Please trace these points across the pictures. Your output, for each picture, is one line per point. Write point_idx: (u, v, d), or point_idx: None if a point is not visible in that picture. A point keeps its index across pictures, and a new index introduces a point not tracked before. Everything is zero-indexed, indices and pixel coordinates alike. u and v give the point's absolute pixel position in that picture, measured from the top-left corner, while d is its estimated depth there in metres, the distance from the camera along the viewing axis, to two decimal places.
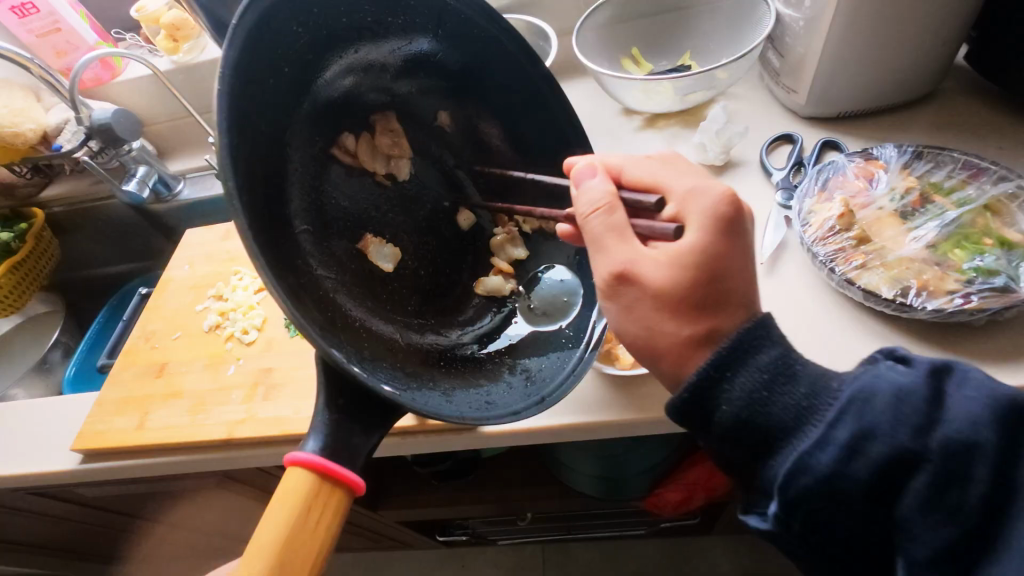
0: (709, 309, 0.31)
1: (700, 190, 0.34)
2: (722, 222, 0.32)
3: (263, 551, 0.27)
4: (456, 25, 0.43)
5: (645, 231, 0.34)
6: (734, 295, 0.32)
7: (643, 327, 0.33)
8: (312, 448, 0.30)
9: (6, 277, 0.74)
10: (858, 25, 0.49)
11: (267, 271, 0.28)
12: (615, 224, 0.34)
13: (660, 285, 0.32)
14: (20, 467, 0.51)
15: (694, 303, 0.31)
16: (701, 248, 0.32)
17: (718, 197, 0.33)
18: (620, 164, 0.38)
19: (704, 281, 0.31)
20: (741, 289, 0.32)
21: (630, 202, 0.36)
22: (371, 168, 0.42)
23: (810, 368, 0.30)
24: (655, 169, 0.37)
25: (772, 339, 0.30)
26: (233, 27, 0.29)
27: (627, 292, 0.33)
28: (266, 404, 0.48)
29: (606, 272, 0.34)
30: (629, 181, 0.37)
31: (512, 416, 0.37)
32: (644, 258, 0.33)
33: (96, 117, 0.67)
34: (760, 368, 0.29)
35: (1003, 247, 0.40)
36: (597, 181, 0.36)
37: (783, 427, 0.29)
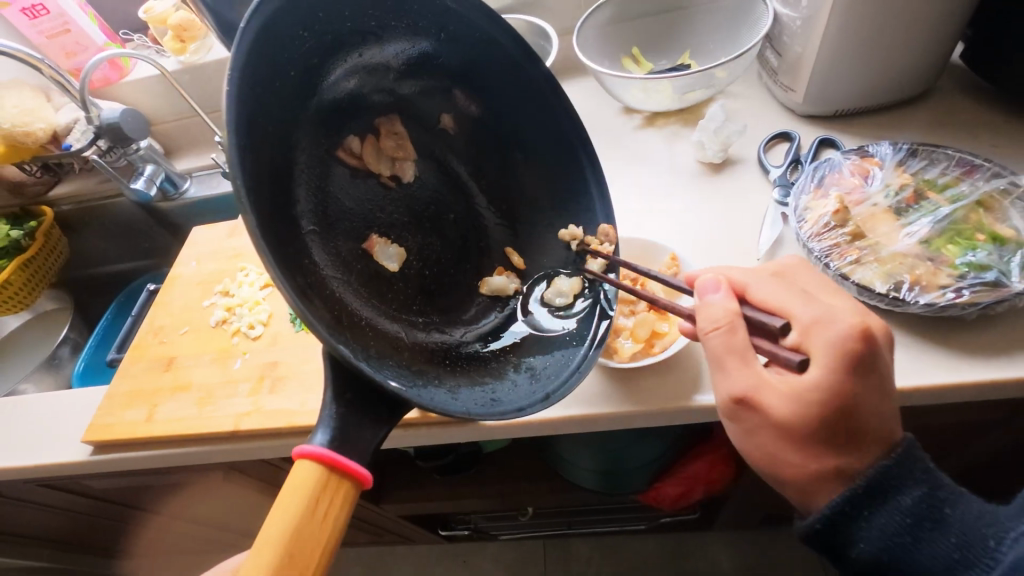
0: (836, 446, 0.31)
1: (828, 319, 0.30)
2: (857, 362, 0.29)
3: (270, 544, 0.28)
4: (458, 29, 0.44)
5: (766, 353, 0.32)
6: (866, 434, 0.30)
7: (764, 452, 0.32)
8: (320, 440, 0.31)
9: (16, 274, 0.75)
10: (854, 25, 0.50)
11: (275, 267, 0.29)
12: (735, 348, 0.31)
13: (783, 417, 0.30)
14: (31, 459, 0.52)
15: (822, 438, 0.30)
16: (829, 389, 0.29)
17: (847, 330, 0.30)
18: (744, 280, 0.35)
19: (833, 420, 0.30)
20: (871, 425, 0.30)
21: (754, 321, 0.33)
22: (376, 169, 0.43)
23: (956, 512, 0.30)
24: (780, 284, 0.34)
25: (915, 480, 0.31)
26: (241, 31, 0.30)
27: (748, 417, 0.32)
28: (273, 397, 0.49)
29: (726, 394, 0.32)
30: (752, 296, 0.34)
31: (516, 412, 0.37)
32: (767, 387, 0.31)
33: (105, 117, 0.68)
34: (902, 510, 0.30)
35: (994, 243, 0.41)
36: (718, 297, 0.33)
37: (927, 573, 0.30)
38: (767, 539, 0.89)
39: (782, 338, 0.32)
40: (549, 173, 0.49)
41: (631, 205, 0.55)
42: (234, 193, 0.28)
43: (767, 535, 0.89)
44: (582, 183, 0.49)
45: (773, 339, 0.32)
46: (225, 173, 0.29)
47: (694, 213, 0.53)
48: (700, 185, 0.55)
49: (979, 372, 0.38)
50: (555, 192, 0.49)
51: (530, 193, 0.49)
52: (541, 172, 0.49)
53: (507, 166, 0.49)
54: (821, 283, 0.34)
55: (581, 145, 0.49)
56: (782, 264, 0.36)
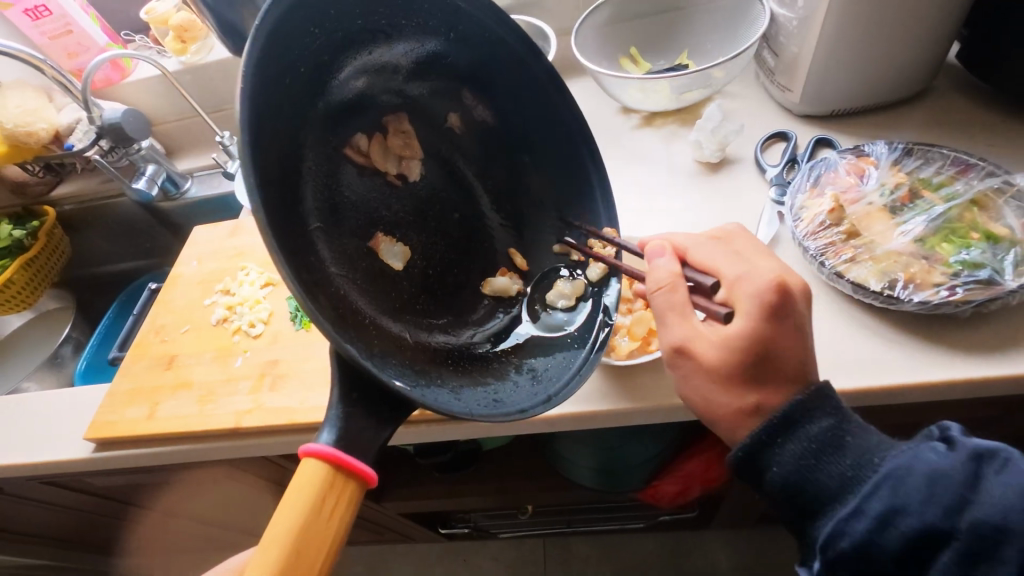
0: (759, 387, 0.33)
1: (749, 275, 0.34)
2: (775, 311, 0.32)
3: (278, 541, 0.28)
4: (468, 29, 0.44)
5: (701, 309, 0.36)
6: (786, 375, 0.33)
7: (699, 397, 0.35)
8: (326, 440, 0.31)
9: (18, 274, 0.75)
10: (850, 26, 0.50)
11: (282, 264, 0.30)
12: (675, 303, 0.35)
13: (712, 362, 0.33)
14: (34, 456, 0.53)
15: (745, 379, 0.33)
16: (750, 335, 0.32)
17: (764, 282, 0.33)
18: (687, 245, 0.39)
19: (754, 363, 0.33)
20: (792, 370, 0.33)
21: (691, 280, 0.37)
22: (382, 168, 0.43)
23: (857, 439, 0.31)
24: (717, 247, 0.37)
25: (825, 409, 0.32)
26: (254, 30, 0.30)
27: (684, 364, 0.35)
28: (273, 394, 0.49)
29: (666, 344, 0.35)
30: (692, 258, 0.38)
31: (518, 412, 0.37)
32: (699, 335, 0.34)
33: (107, 117, 0.68)
34: (809, 438, 0.31)
35: (988, 241, 0.41)
36: (664, 260, 0.37)
37: (826, 495, 0.31)
38: (766, 538, 0.89)
39: (714, 294, 0.36)
40: (553, 173, 0.50)
41: (628, 205, 0.56)
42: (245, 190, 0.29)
43: (766, 533, 0.89)
44: (587, 188, 0.49)
45: (706, 296, 0.36)
46: (236, 170, 0.29)
47: (691, 212, 0.53)
48: (698, 184, 0.55)
49: (971, 368, 0.38)
50: (558, 192, 0.50)
51: (535, 193, 0.50)
52: (546, 174, 0.49)
53: (512, 167, 0.49)
54: (754, 246, 0.37)
55: (586, 146, 0.49)
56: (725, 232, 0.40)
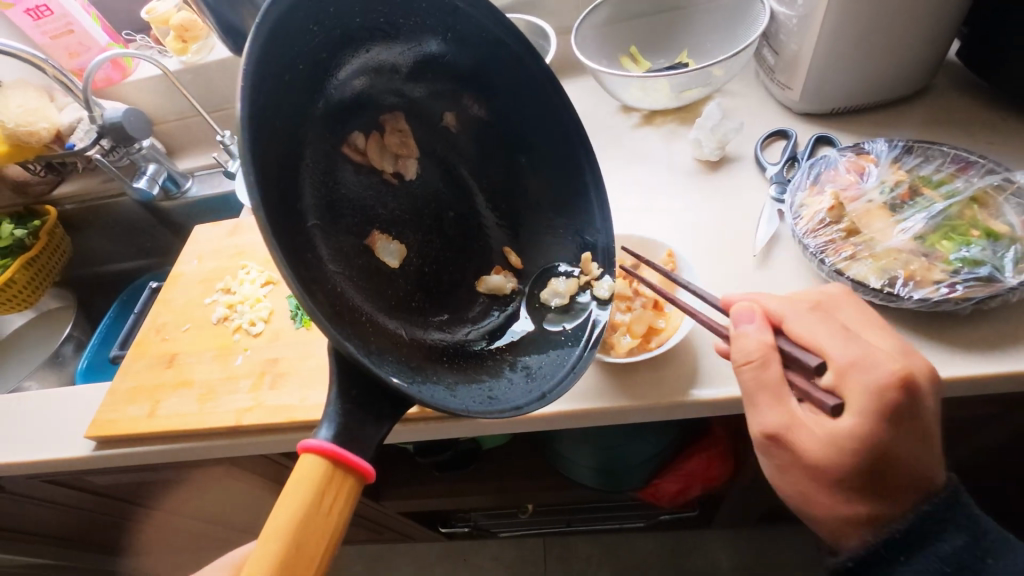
0: (869, 490, 0.31)
1: (865, 361, 0.30)
2: (896, 413, 0.29)
3: (278, 533, 0.28)
4: (467, 29, 0.44)
5: (800, 392, 0.32)
6: (900, 480, 0.30)
7: (796, 489, 0.32)
8: (324, 435, 0.31)
9: (19, 273, 0.76)
10: (849, 24, 0.50)
11: (281, 260, 0.30)
12: (768, 383, 0.32)
13: (816, 461, 0.30)
14: (36, 454, 0.53)
15: (854, 482, 0.30)
16: (866, 438, 0.29)
17: (888, 378, 0.29)
18: (783, 312, 0.34)
19: (867, 467, 0.30)
20: (910, 476, 0.31)
21: (790, 356, 0.33)
22: (380, 166, 0.43)
23: (998, 562, 0.32)
24: (819, 320, 0.33)
25: (960, 527, 0.32)
26: (255, 27, 0.31)
27: (780, 453, 0.32)
28: (273, 392, 0.50)
29: (759, 429, 0.32)
30: (789, 329, 0.33)
31: (514, 409, 0.37)
32: (801, 426, 0.31)
33: (108, 117, 0.69)
34: (938, 556, 0.31)
35: (988, 238, 0.41)
36: (752, 328, 0.33)
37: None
38: (767, 538, 0.89)
39: (818, 377, 0.32)
40: (551, 174, 0.49)
41: (628, 203, 0.56)
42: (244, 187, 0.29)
43: (767, 533, 0.89)
44: (582, 188, 0.49)
45: (808, 377, 0.32)
46: (235, 166, 0.29)
47: (690, 210, 0.53)
48: (698, 183, 0.55)
49: (971, 365, 0.38)
50: (556, 193, 0.49)
51: (531, 193, 0.49)
52: (544, 175, 0.49)
53: (508, 167, 0.49)
54: (857, 322, 0.34)
55: (582, 148, 0.49)
56: (820, 298, 0.36)
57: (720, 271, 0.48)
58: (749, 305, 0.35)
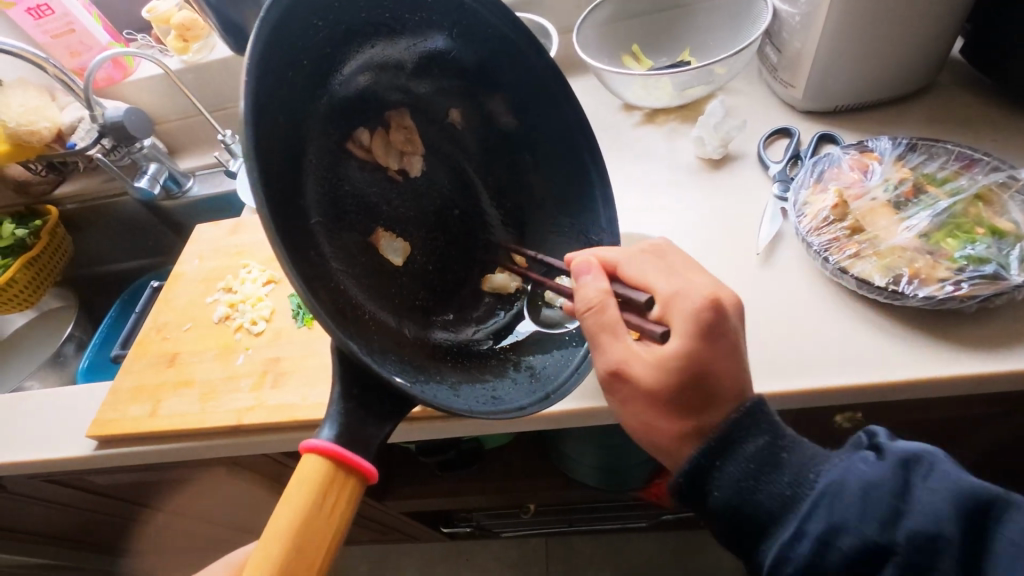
0: (694, 408, 0.32)
1: (684, 290, 0.33)
2: (706, 326, 0.31)
3: (279, 534, 0.28)
4: (471, 25, 0.44)
5: (634, 328, 0.34)
6: (721, 394, 0.32)
7: (640, 421, 0.34)
8: (327, 436, 0.31)
9: (21, 272, 0.76)
10: (853, 21, 0.50)
11: (284, 258, 0.30)
12: (604, 323, 0.33)
13: (647, 383, 0.32)
14: (38, 453, 0.53)
15: (680, 401, 0.32)
16: (681, 353, 0.31)
17: (699, 299, 0.32)
18: (617, 259, 0.37)
19: (688, 385, 0.31)
20: (724, 386, 0.32)
21: (624, 298, 0.35)
22: (385, 163, 0.43)
23: (793, 456, 0.31)
24: (651, 260, 0.36)
25: (760, 426, 0.31)
26: (257, 23, 0.30)
27: (621, 387, 0.34)
28: (275, 391, 0.49)
29: (601, 369, 0.34)
30: (624, 273, 0.36)
31: (518, 410, 0.37)
32: (633, 357, 0.33)
33: (109, 116, 0.69)
34: (746, 458, 0.31)
35: (994, 236, 0.41)
36: (591, 278, 0.35)
37: (765, 515, 0.30)
38: None
39: (648, 311, 0.34)
40: (555, 172, 0.49)
41: (630, 201, 0.56)
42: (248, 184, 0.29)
43: None
44: (588, 189, 0.49)
45: (640, 314, 0.35)
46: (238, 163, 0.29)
47: (693, 208, 0.53)
48: (701, 181, 0.55)
49: (975, 364, 0.38)
50: (561, 193, 0.49)
51: (536, 191, 0.49)
52: (548, 174, 0.49)
53: (514, 164, 0.49)
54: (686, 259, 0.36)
55: (588, 149, 0.49)
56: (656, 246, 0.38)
57: (724, 269, 0.47)
58: (587, 256, 0.37)
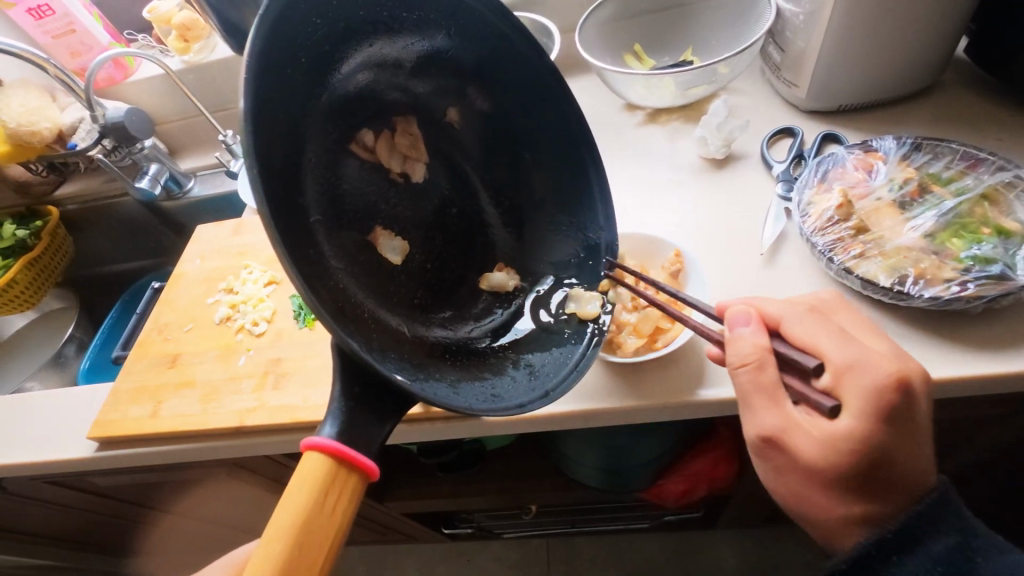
0: (865, 491, 0.31)
1: (863, 362, 0.30)
2: (893, 409, 0.29)
3: (282, 533, 0.28)
4: (470, 23, 0.44)
5: (796, 394, 0.32)
6: (896, 481, 0.31)
7: (793, 491, 0.33)
8: (327, 433, 0.30)
9: (22, 273, 0.75)
10: (857, 21, 0.50)
11: (283, 254, 0.29)
12: (765, 386, 0.31)
13: (811, 458, 0.30)
14: (40, 454, 0.53)
15: (851, 483, 0.30)
16: (862, 437, 0.29)
17: (884, 377, 0.30)
18: (779, 315, 0.34)
19: (864, 469, 0.30)
20: (906, 474, 0.31)
21: (787, 358, 0.32)
22: (387, 164, 0.43)
23: (988, 561, 0.31)
24: (815, 320, 0.33)
25: (948, 527, 0.31)
26: (256, 20, 0.30)
27: (776, 456, 0.32)
28: (275, 392, 0.49)
29: (754, 433, 0.32)
30: (788, 331, 0.33)
31: (517, 407, 0.37)
32: (798, 429, 0.31)
33: (111, 116, 0.70)
34: (933, 558, 0.31)
35: (1000, 236, 0.40)
36: (748, 331, 0.33)
37: None
38: (773, 539, 0.88)
39: (815, 378, 0.32)
40: (555, 170, 0.49)
41: (633, 201, 0.55)
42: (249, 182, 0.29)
43: (773, 533, 0.89)
44: (588, 188, 0.49)
45: (804, 379, 0.32)
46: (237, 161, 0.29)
47: (695, 208, 0.53)
48: (704, 181, 0.55)
49: (983, 364, 0.38)
50: (563, 193, 0.49)
51: (536, 191, 0.49)
52: (550, 172, 0.49)
53: (515, 162, 0.49)
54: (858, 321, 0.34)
55: (587, 149, 0.49)
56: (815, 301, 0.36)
57: (726, 269, 0.47)
58: (744, 307, 0.34)
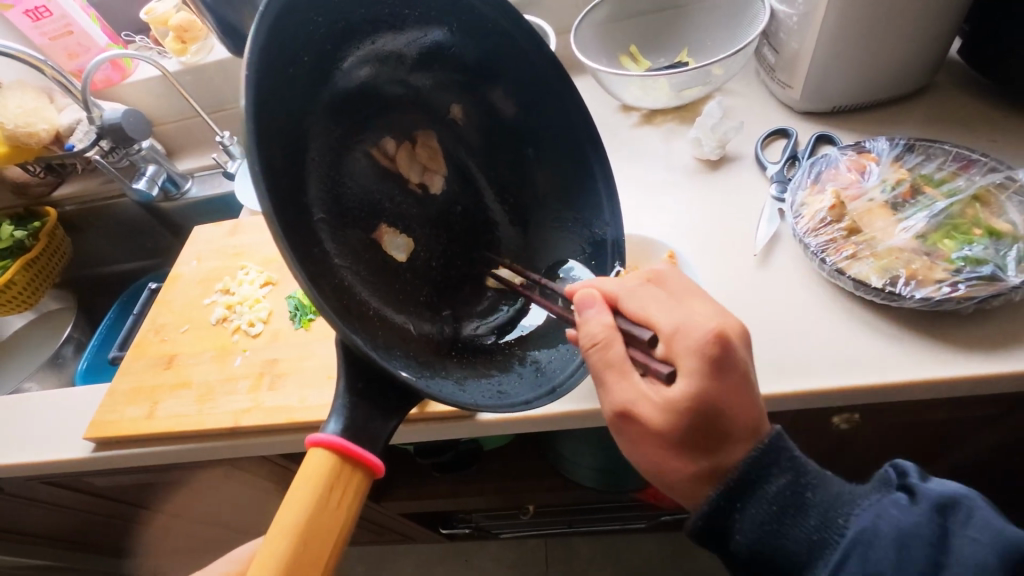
0: (708, 450, 0.30)
1: (688, 325, 0.31)
2: (717, 363, 0.29)
3: (286, 530, 0.28)
4: (470, 21, 0.44)
5: (641, 366, 0.32)
6: (733, 434, 0.30)
7: (652, 464, 0.32)
8: (333, 429, 0.31)
9: (19, 274, 0.75)
10: (851, 22, 0.50)
11: (287, 250, 0.30)
12: (613, 361, 0.32)
13: (658, 425, 0.30)
14: (38, 454, 0.53)
15: (693, 444, 0.30)
16: (695, 396, 0.29)
17: (706, 334, 0.30)
18: (616, 291, 0.35)
19: (699, 426, 0.30)
20: (741, 423, 0.30)
21: (628, 332, 0.33)
22: (405, 175, 0.44)
23: (817, 495, 0.30)
24: (649, 291, 0.34)
25: (782, 467, 0.30)
26: (256, 19, 0.30)
27: (629, 428, 0.32)
28: (272, 393, 0.49)
29: (610, 409, 0.32)
30: (625, 307, 0.34)
31: (523, 405, 0.39)
32: (642, 397, 0.31)
33: (107, 117, 0.69)
34: (768, 500, 0.30)
35: (991, 237, 0.41)
36: (593, 312, 0.34)
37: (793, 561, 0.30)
38: None
39: (653, 348, 0.33)
40: (556, 168, 0.49)
41: (628, 202, 0.56)
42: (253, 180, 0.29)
43: None
44: (591, 183, 0.49)
45: (646, 350, 0.33)
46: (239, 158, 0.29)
47: (690, 208, 0.53)
48: (699, 182, 0.55)
49: (974, 365, 0.38)
50: (565, 189, 0.50)
51: (539, 188, 0.49)
52: (552, 170, 0.49)
53: (517, 159, 0.49)
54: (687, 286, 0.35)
55: (592, 147, 0.49)
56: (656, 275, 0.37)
57: (722, 270, 0.47)
58: (589, 289, 0.35)
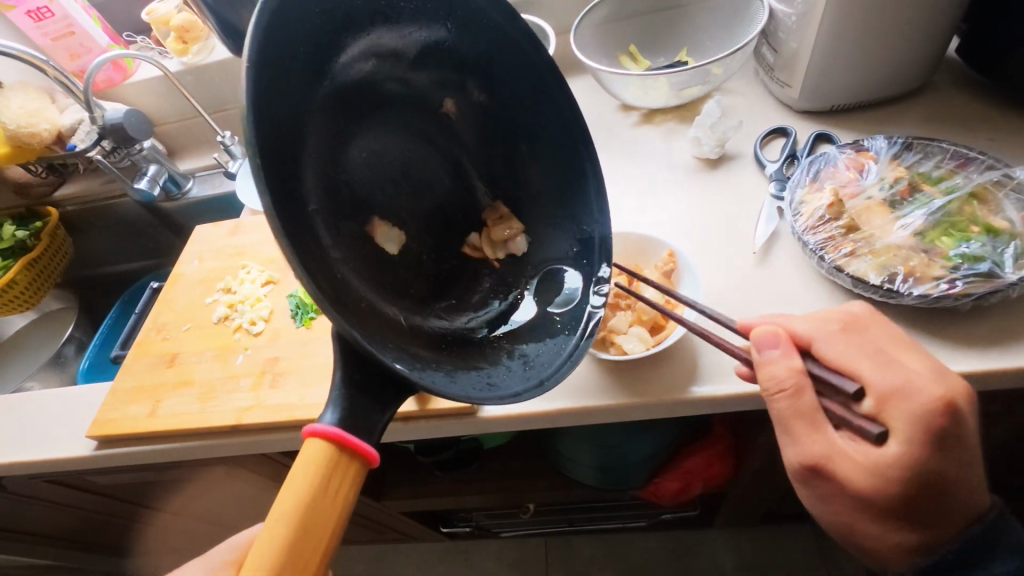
0: (916, 516, 0.32)
1: (905, 386, 0.30)
2: (942, 436, 0.29)
3: (285, 517, 0.28)
4: (467, 15, 0.44)
5: (839, 419, 0.32)
6: (946, 503, 0.31)
7: (841, 515, 0.33)
8: (330, 420, 0.31)
9: (21, 274, 0.76)
10: (849, 21, 0.50)
11: (284, 238, 0.30)
12: (805, 412, 0.32)
13: (860, 487, 0.31)
14: (41, 453, 0.53)
15: (899, 508, 0.31)
16: (910, 465, 0.30)
17: (929, 404, 0.29)
18: (810, 334, 0.34)
19: (910, 495, 0.30)
20: (958, 498, 0.31)
21: (826, 381, 0.32)
22: (490, 256, 0.48)
23: None
24: (849, 342, 0.33)
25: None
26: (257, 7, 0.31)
27: (820, 481, 0.32)
28: (273, 391, 0.50)
29: (797, 459, 0.33)
30: (821, 352, 0.33)
31: (511, 396, 0.37)
32: (841, 455, 0.31)
33: (108, 117, 0.69)
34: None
35: (988, 234, 0.41)
36: (777, 354, 0.33)
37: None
38: (769, 539, 0.88)
39: (857, 403, 0.32)
40: (551, 162, 0.49)
41: (627, 200, 0.56)
42: (252, 171, 0.29)
43: (769, 533, 0.89)
44: (583, 179, 0.49)
45: (846, 403, 0.32)
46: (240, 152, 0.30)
47: (690, 208, 0.53)
48: (698, 181, 0.55)
49: (972, 362, 0.38)
50: (559, 185, 0.49)
51: (533, 185, 0.50)
52: (547, 166, 0.49)
53: (510, 155, 0.49)
54: (893, 339, 0.34)
55: (583, 140, 0.49)
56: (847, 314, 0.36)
57: (719, 269, 0.48)
58: (772, 329, 0.34)
